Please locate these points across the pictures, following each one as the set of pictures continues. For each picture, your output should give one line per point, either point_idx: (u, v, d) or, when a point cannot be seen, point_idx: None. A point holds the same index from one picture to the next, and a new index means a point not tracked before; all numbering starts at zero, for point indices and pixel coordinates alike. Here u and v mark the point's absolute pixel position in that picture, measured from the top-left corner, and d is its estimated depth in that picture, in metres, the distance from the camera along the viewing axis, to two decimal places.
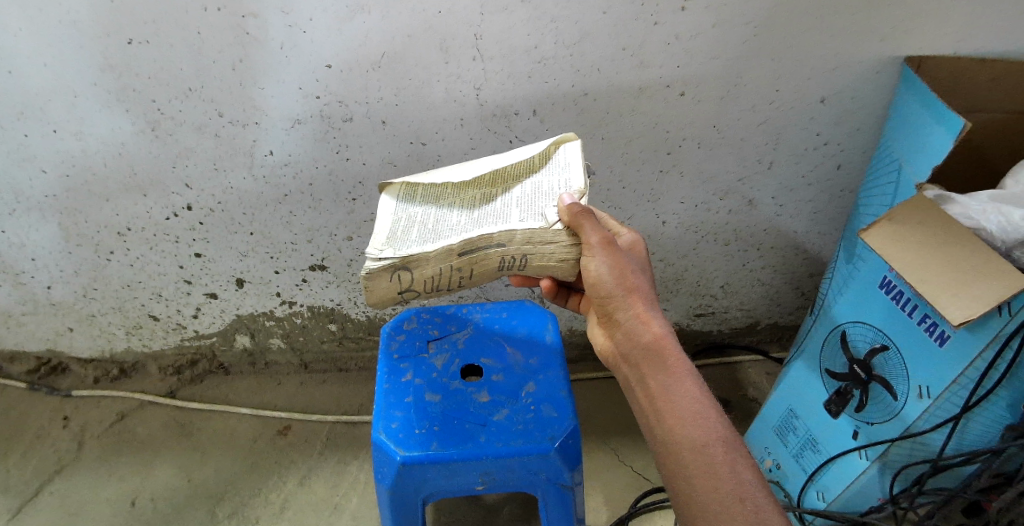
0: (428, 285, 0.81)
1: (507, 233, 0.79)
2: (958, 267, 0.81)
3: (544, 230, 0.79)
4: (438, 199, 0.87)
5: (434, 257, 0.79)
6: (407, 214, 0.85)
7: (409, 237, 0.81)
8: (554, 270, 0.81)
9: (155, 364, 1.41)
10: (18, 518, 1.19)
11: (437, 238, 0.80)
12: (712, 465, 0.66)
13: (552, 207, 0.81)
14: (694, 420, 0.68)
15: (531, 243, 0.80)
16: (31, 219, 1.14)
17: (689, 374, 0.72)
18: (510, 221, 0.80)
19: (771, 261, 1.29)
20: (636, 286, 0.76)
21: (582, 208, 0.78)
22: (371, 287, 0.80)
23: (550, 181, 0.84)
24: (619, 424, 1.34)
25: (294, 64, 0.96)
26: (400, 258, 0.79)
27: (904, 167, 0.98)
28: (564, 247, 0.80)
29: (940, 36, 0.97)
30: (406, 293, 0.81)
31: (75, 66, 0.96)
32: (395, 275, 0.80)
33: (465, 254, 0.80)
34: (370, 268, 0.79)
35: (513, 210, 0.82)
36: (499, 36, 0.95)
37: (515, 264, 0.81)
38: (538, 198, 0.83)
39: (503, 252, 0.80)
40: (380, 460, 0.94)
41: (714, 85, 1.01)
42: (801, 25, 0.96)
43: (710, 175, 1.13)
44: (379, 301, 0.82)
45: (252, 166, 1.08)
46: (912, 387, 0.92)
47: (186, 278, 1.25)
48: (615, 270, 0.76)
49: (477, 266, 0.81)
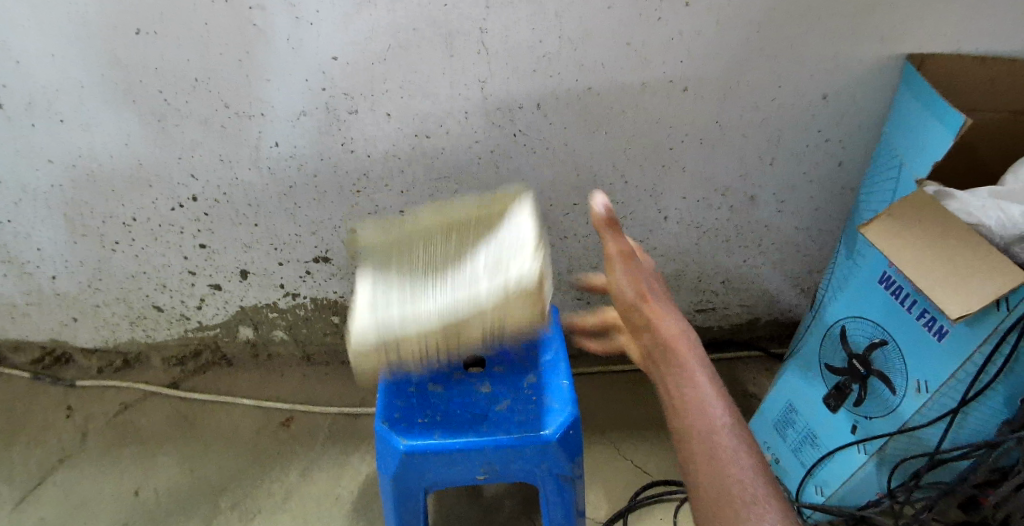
0: (414, 358, 0.87)
1: (481, 299, 0.85)
2: (954, 263, 0.82)
3: (508, 281, 0.85)
4: (409, 274, 0.95)
5: (418, 332, 0.86)
6: (383, 294, 0.92)
7: (389, 313, 0.89)
8: (519, 316, 0.84)
9: (158, 356, 1.42)
10: (22, 507, 1.21)
11: (416, 314, 0.88)
12: (718, 458, 0.65)
13: (515, 266, 0.86)
14: (700, 412, 0.67)
15: (501, 301, 0.84)
16: (37, 210, 1.15)
17: (702, 367, 0.70)
18: (482, 286, 0.86)
19: (771, 258, 1.30)
20: (655, 293, 0.76)
21: (542, 280, 0.84)
22: (358, 359, 0.87)
23: (510, 242, 0.91)
24: (619, 417, 1.35)
25: (299, 58, 0.97)
26: (382, 332, 0.86)
27: (905, 163, 0.98)
28: (524, 291, 0.83)
29: (941, 34, 0.98)
30: (392, 360, 0.87)
31: (81, 58, 0.97)
32: (380, 344, 0.86)
33: (445, 326, 0.86)
34: (355, 331, 0.86)
35: (483, 272, 0.88)
36: (503, 32, 0.95)
37: (493, 332, 0.85)
38: (502, 262, 0.88)
39: (482, 317, 0.84)
40: (382, 450, 0.96)
41: (716, 81, 1.02)
42: (802, 25, 0.97)
43: (711, 171, 1.14)
44: (365, 371, 0.88)
45: (257, 158, 1.08)
46: (910, 382, 0.93)
47: (190, 270, 1.26)
48: (635, 280, 0.76)
49: (457, 338, 0.86)
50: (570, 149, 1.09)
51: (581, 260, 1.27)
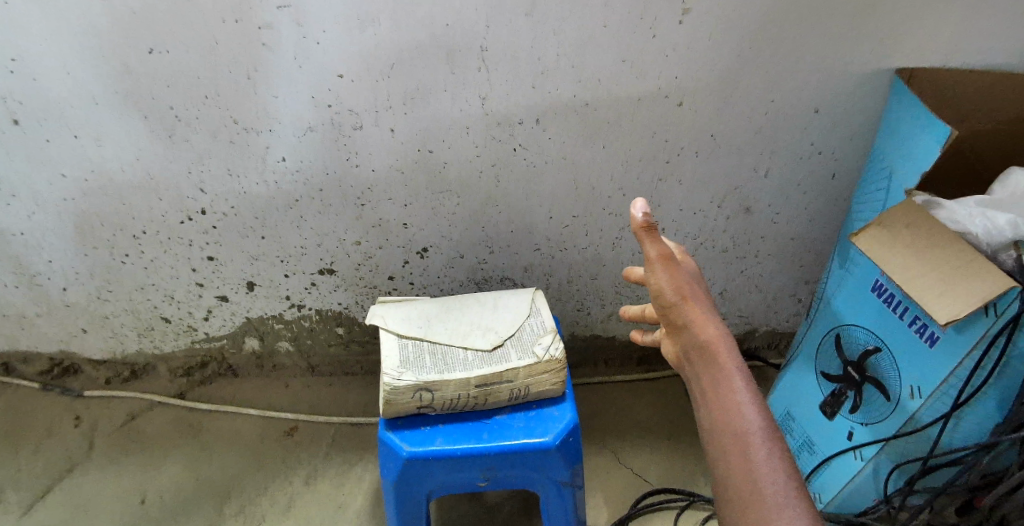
0: (447, 405, 0.97)
1: (513, 371, 0.98)
2: (943, 270, 0.84)
3: (537, 363, 0.99)
4: (434, 320, 1.07)
5: (454, 384, 0.97)
6: (413, 343, 1.03)
7: (425, 366, 0.99)
8: (551, 393, 1.00)
9: (164, 366, 1.44)
10: (29, 514, 1.22)
11: (452, 370, 0.98)
12: (753, 462, 0.62)
13: (541, 346, 1.01)
14: (735, 413, 0.65)
15: (532, 376, 0.99)
16: (49, 222, 1.18)
17: (740, 370, 0.68)
18: (511, 359, 1.00)
19: (768, 268, 1.32)
20: (696, 297, 0.74)
21: (563, 362, 1.00)
22: (396, 403, 0.96)
23: (532, 324, 1.06)
24: (619, 426, 1.36)
25: (306, 73, 1.00)
26: (421, 381, 0.96)
27: (894, 174, 1.02)
28: (555, 374, 0.99)
29: (928, 49, 1.01)
30: (424, 408, 0.98)
31: (95, 73, 1.00)
32: (417, 393, 0.96)
33: (481, 385, 0.97)
34: (394, 386, 0.96)
35: (508, 344, 1.03)
36: (503, 48, 0.99)
37: (520, 393, 0.99)
38: (527, 339, 1.03)
39: (512, 385, 0.98)
40: (385, 456, 0.97)
41: (711, 95, 1.05)
42: (793, 40, 1.00)
43: (707, 183, 1.17)
44: (398, 414, 0.97)
45: (264, 171, 1.11)
46: (904, 388, 0.95)
47: (198, 281, 1.28)
48: (678, 283, 0.74)
49: (490, 396, 0.98)
50: (568, 161, 1.12)
51: (581, 271, 1.29)
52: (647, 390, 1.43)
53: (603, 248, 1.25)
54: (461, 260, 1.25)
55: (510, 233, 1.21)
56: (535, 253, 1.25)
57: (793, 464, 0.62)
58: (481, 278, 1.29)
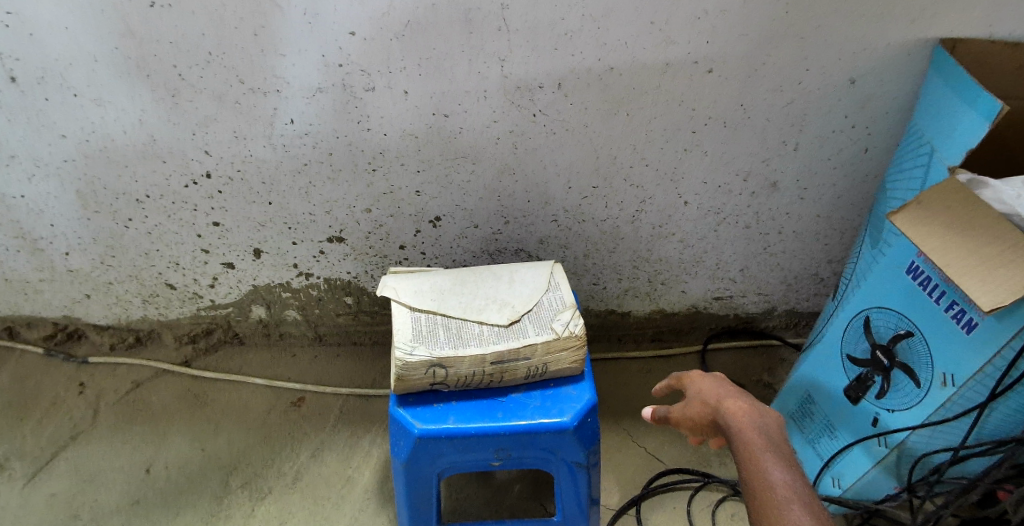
0: (460, 382, 0.94)
1: (530, 348, 0.94)
2: (983, 254, 0.80)
3: (555, 339, 0.95)
4: (445, 293, 1.03)
5: (469, 361, 0.93)
6: (425, 317, 0.99)
7: (438, 340, 0.95)
8: (568, 371, 0.97)
9: (169, 334, 1.41)
10: (32, 482, 1.21)
11: (466, 346, 0.95)
12: (771, 518, 0.63)
13: (559, 321, 0.98)
14: (756, 470, 0.68)
15: (549, 352, 0.95)
16: (50, 185, 1.14)
17: (760, 442, 0.71)
18: (528, 335, 0.96)
19: (792, 246, 1.27)
20: (717, 402, 0.80)
21: (582, 339, 0.96)
22: (408, 379, 0.93)
23: (549, 298, 1.02)
24: (632, 404, 1.34)
25: (316, 32, 0.95)
26: (434, 356, 0.93)
27: (934, 150, 0.95)
28: (573, 350, 0.96)
29: (976, 18, 0.95)
30: (437, 384, 0.94)
31: (93, 30, 0.95)
32: (430, 369, 0.93)
33: (497, 363, 0.94)
34: (406, 362, 0.92)
35: (523, 318, 0.99)
36: (524, 8, 0.93)
37: (536, 371, 0.95)
38: (544, 314, 0.99)
39: (528, 363, 0.95)
40: (396, 433, 0.95)
41: (741, 63, 1.00)
42: (832, 6, 0.94)
43: (732, 157, 1.12)
44: (409, 390, 0.95)
45: (271, 135, 1.07)
46: (935, 374, 0.91)
47: (202, 247, 1.25)
48: (690, 402, 0.85)
49: (505, 374, 0.95)
50: (589, 130, 1.07)
51: (597, 244, 1.25)
52: (659, 369, 1.40)
53: (621, 221, 1.21)
54: (474, 230, 1.21)
55: (526, 203, 1.17)
56: (551, 225, 1.21)
57: (815, 512, 0.62)
58: (495, 249, 1.25)
